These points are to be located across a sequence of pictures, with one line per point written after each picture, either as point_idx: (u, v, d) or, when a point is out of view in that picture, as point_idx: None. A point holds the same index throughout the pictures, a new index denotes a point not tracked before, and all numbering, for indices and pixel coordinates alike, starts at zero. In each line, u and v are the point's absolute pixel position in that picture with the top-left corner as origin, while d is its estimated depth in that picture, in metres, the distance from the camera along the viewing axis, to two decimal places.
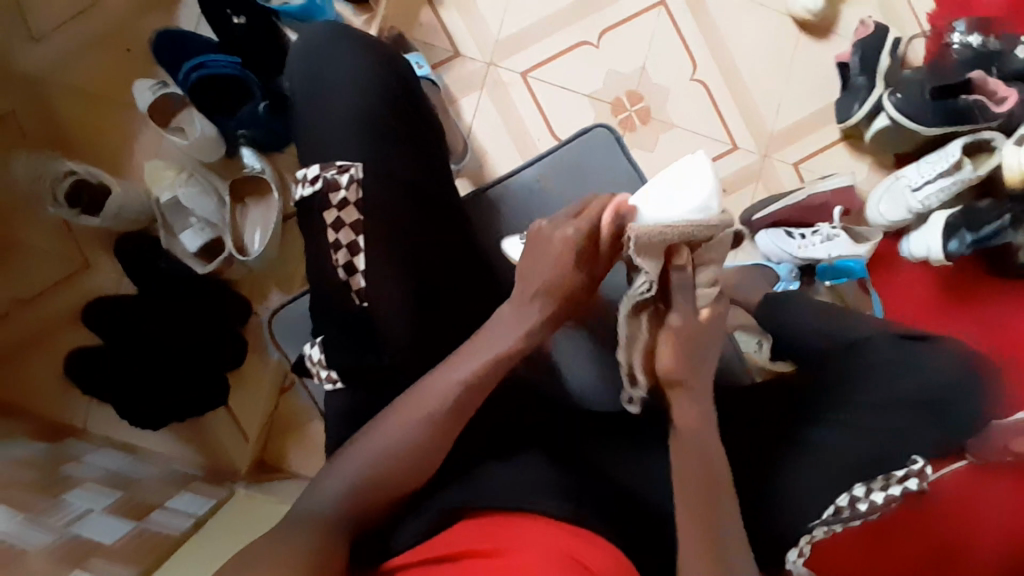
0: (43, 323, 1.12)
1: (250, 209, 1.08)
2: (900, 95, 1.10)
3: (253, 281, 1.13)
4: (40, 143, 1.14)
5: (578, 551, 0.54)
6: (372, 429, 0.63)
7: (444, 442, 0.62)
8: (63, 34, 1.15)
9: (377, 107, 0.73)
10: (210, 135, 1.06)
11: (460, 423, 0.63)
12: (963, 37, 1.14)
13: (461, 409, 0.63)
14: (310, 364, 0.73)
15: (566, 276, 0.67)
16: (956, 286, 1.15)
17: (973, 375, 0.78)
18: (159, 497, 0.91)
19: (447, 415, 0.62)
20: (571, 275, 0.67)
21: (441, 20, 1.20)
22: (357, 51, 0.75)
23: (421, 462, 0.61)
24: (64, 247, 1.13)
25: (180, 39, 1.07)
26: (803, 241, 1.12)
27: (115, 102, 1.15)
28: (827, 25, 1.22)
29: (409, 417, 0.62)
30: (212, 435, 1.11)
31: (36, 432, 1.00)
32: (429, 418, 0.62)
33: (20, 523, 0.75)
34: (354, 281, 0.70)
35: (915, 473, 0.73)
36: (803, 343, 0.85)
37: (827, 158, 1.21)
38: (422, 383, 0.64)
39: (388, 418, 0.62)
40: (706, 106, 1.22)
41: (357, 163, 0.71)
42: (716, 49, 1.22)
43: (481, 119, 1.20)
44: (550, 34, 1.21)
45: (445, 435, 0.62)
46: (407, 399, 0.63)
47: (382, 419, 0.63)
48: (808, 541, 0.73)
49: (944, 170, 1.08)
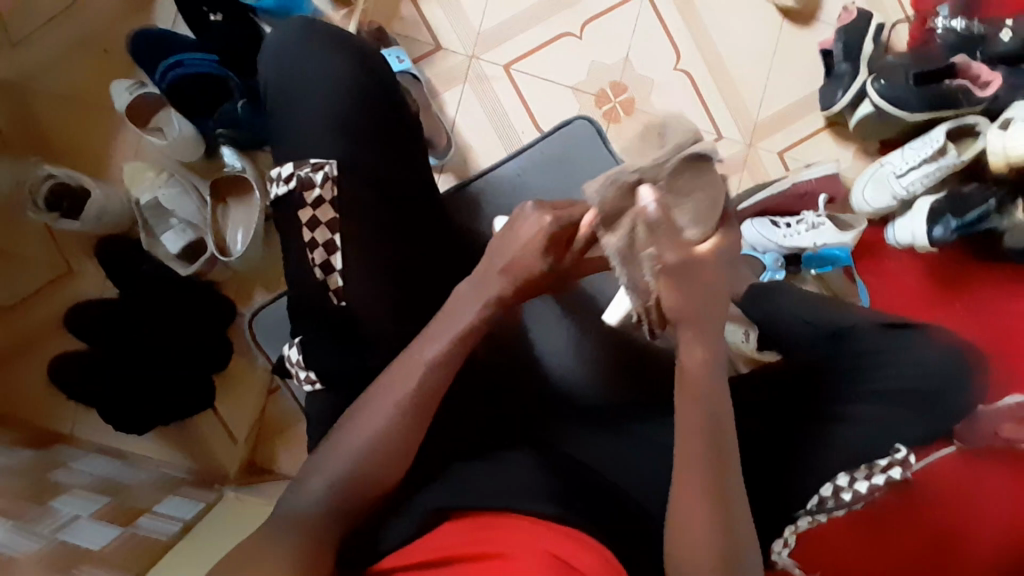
0: (29, 328, 1.11)
1: (231, 209, 1.07)
2: (884, 81, 1.09)
3: (239, 279, 1.13)
4: (17, 147, 1.13)
5: (560, 548, 0.53)
6: (350, 420, 0.62)
7: (421, 424, 0.62)
8: (41, 35, 1.14)
9: (348, 105, 0.72)
10: (189, 134, 1.05)
11: (433, 406, 0.63)
12: (946, 22, 1.14)
13: (434, 385, 0.63)
14: (290, 366, 0.72)
15: (530, 258, 0.67)
16: (942, 272, 1.15)
17: (960, 364, 0.78)
18: (147, 502, 0.91)
19: (423, 398, 0.62)
20: (539, 259, 0.67)
21: (422, 14, 1.19)
22: (329, 50, 0.74)
23: (399, 451, 0.61)
24: (46, 253, 1.12)
25: (160, 38, 1.06)
26: (788, 230, 1.12)
27: (94, 104, 1.14)
28: (810, 12, 1.21)
29: (385, 403, 0.62)
30: (201, 438, 1.10)
31: (25, 440, 1.00)
32: (408, 402, 0.62)
33: (9, 530, 0.75)
34: (332, 281, 0.70)
35: (898, 462, 0.74)
36: (793, 331, 0.83)
37: (811, 146, 1.21)
38: (395, 364, 0.64)
39: (367, 406, 0.62)
40: (689, 96, 1.21)
41: (332, 161, 0.71)
42: (700, 39, 1.21)
43: (464, 112, 1.19)
44: (533, 25, 1.20)
45: (420, 418, 0.62)
46: (381, 385, 0.63)
47: (359, 406, 0.63)
48: (792, 532, 0.72)
49: (928, 155, 1.08)
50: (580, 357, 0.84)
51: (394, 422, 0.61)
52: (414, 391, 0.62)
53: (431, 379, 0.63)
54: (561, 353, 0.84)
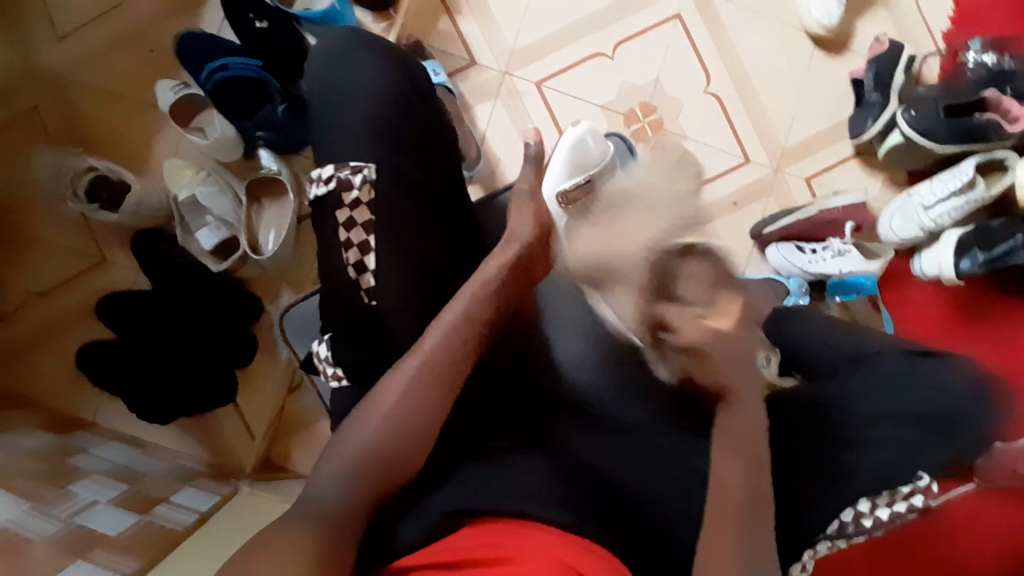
0: (59, 313, 1.14)
1: (265, 208, 1.11)
2: (914, 112, 1.10)
3: (266, 280, 1.15)
4: (59, 139, 1.16)
5: (573, 559, 0.54)
6: (373, 401, 0.64)
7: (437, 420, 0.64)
8: (91, 32, 1.18)
9: (393, 111, 0.74)
10: (231, 136, 1.08)
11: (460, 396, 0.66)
12: (977, 57, 1.14)
13: (452, 375, 0.65)
14: (318, 362, 0.73)
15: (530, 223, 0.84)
16: (966, 305, 1.15)
17: (978, 390, 0.77)
18: (163, 492, 0.92)
19: (443, 362, 0.65)
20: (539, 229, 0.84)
21: (457, 29, 1.22)
22: (373, 55, 0.77)
23: (421, 425, 0.63)
24: (81, 242, 1.15)
25: (201, 41, 1.09)
26: (814, 255, 1.13)
27: (137, 100, 1.18)
28: (842, 41, 1.22)
29: (402, 387, 0.64)
30: (220, 433, 1.12)
31: (48, 424, 1.02)
32: (423, 380, 0.64)
33: (27, 511, 0.77)
34: (365, 281, 0.72)
35: (921, 489, 0.71)
36: (816, 351, 0.85)
37: (839, 174, 1.21)
38: (405, 362, 0.66)
39: (381, 392, 0.64)
40: (718, 120, 1.22)
41: (370, 164, 0.72)
42: (731, 63, 1.23)
43: (494, 126, 1.21)
44: (566, 44, 1.23)
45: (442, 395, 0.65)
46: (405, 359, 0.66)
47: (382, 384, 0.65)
48: (810, 556, 0.71)
49: (957, 189, 1.07)
50: (580, 351, 0.77)
51: (418, 397, 0.63)
52: (433, 370, 0.65)
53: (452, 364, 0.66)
54: (565, 337, 0.78)
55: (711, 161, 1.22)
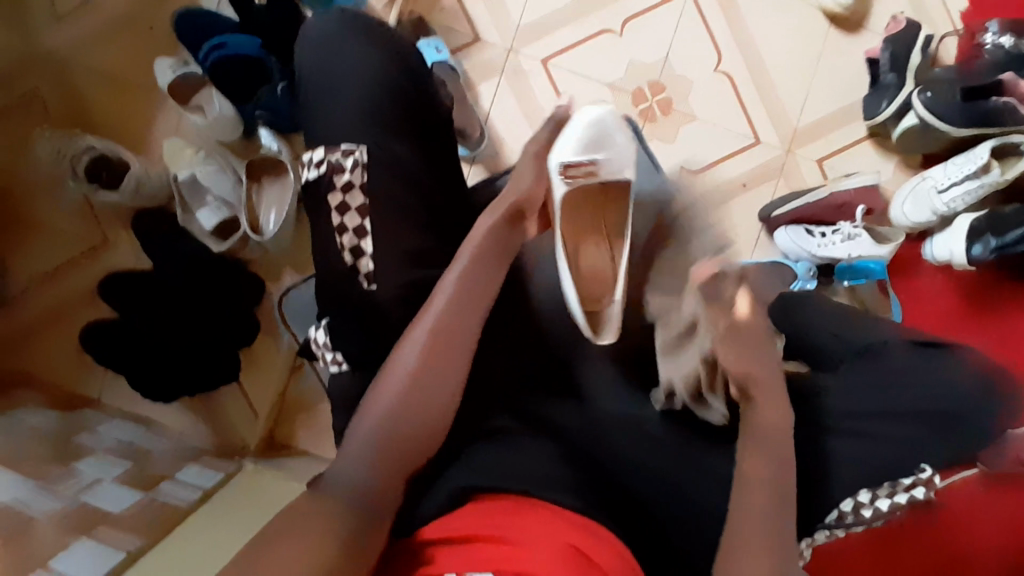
0: (66, 293, 1.15)
1: (265, 188, 1.09)
2: (930, 94, 1.06)
3: (268, 262, 1.15)
4: (59, 117, 1.16)
5: (579, 542, 0.55)
6: (369, 397, 0.63)
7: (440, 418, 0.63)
8: (90, 10, 1.17)
9: (383, 96, 0.73)
10: (229, 115, 1.08)
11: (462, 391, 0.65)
12: (994, 39, 1.10)
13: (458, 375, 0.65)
14: (316, 347, 0.75)
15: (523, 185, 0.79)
16: (978, 292, 1.12)
17: (985, 386, 0.76)
18: (168, 470, 0.93)
19: (446, 363, 0.64)
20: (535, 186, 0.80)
21: (461, 5, 1.19)
22: (362, 38, 0.75)
23: (428, 405, 0.63)
24: (84, 222, 1.16)
25: (197, 21, 1.07)
26: (823, 239, 1.11)
27: (136, 79, 1.17)
28: (858, 19, 1.18)
29: (397, 387, 0.63)
30: (227, 412, 1.13)
31: (54, 402, 1.04)
32: (429, 381, 0.63)
33: (31, 489, 0.78)
34: (362, 266, 0.71)
35: (922, 482, 0.71)
36: (815, 341, 0.83)
37: (851, 156, 1.18)
38: (400, 356, 0.65)
39: (378, 394, 0.63)
40: (728, 100, 1.19)
41: (361, 147, 0.71)
42: (741, 42, 1.20)
43: (498, 106, 1.19)
44: (572, 22, 1.20)
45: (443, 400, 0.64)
46: (406, 339, 0.65)
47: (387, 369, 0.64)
48: (809, 544, 0.72)
49: (972, 171, 1.04)
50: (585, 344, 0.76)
51: (420, 403, 0.62)
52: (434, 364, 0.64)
53: (457, 361, 0.65)
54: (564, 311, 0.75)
55: (720, 143, 1.19)
